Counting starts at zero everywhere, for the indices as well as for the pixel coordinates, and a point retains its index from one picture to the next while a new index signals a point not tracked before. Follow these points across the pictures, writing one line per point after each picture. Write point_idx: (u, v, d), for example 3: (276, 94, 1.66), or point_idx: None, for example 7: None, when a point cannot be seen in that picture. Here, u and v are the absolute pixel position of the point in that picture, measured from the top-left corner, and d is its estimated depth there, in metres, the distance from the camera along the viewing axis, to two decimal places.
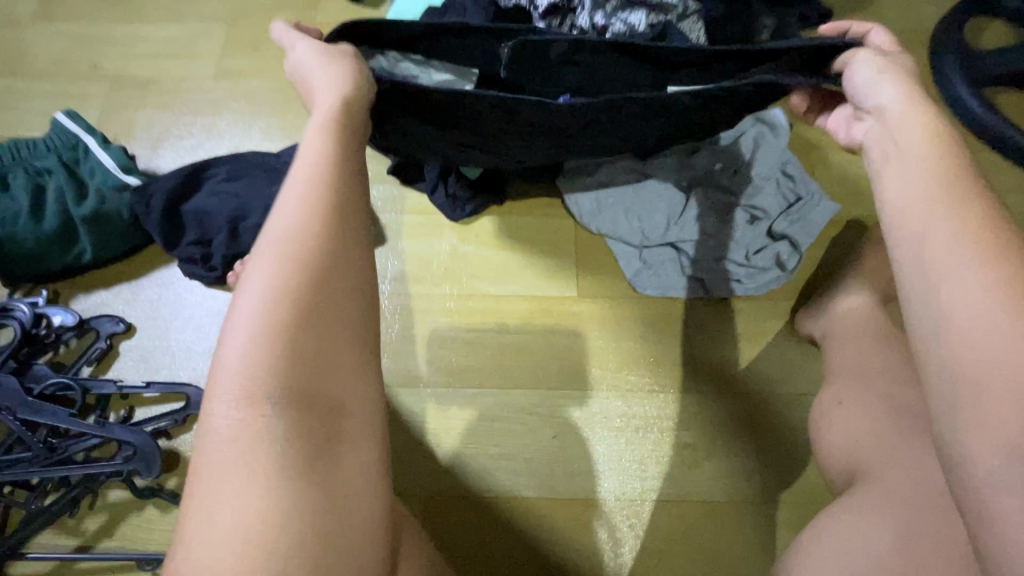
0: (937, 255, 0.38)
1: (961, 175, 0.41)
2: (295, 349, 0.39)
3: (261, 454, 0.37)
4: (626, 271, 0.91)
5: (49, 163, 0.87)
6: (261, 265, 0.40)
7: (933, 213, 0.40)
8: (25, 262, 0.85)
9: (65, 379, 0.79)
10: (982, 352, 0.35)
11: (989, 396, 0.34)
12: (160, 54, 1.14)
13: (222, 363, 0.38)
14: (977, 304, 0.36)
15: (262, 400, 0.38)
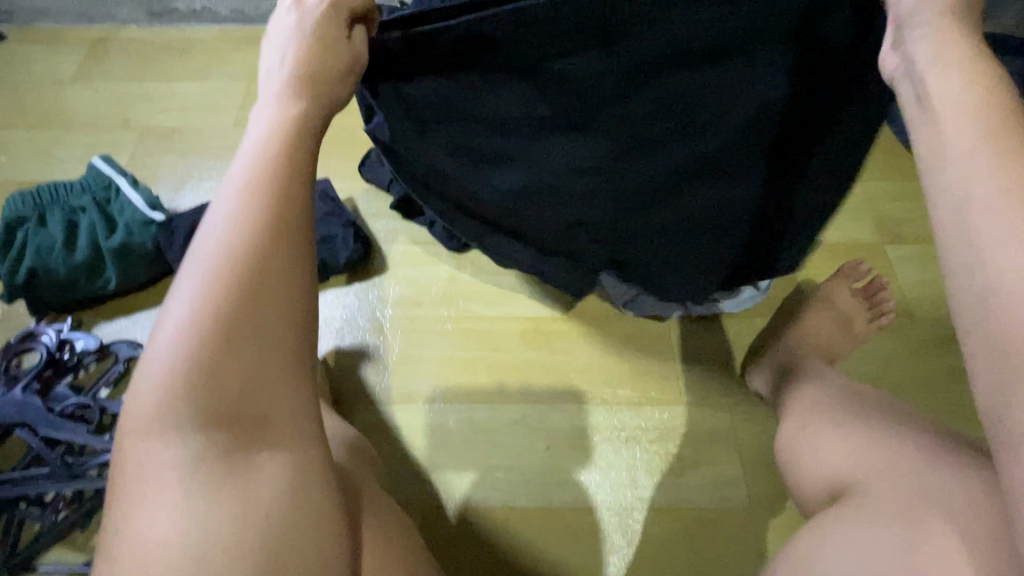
0: (980, 202, 0.38)
1: (1008, 125, 0.39)
2: (216, 362, 0.43)
3: (179, 469, 0.43)
4: (612, 292, 0.97)
5: (84, 203, 0.96)
6: (182, 303, 0.44)
7: (980, 168, 0.38)
8: (56, 291, 0.93)
9: (85, 398, 0.83)
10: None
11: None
12: (185, 108, 1.26)
13: (149, 390, 0.43)
14: (1021, 261, 0.35)
15: (178, 419, 0.42)
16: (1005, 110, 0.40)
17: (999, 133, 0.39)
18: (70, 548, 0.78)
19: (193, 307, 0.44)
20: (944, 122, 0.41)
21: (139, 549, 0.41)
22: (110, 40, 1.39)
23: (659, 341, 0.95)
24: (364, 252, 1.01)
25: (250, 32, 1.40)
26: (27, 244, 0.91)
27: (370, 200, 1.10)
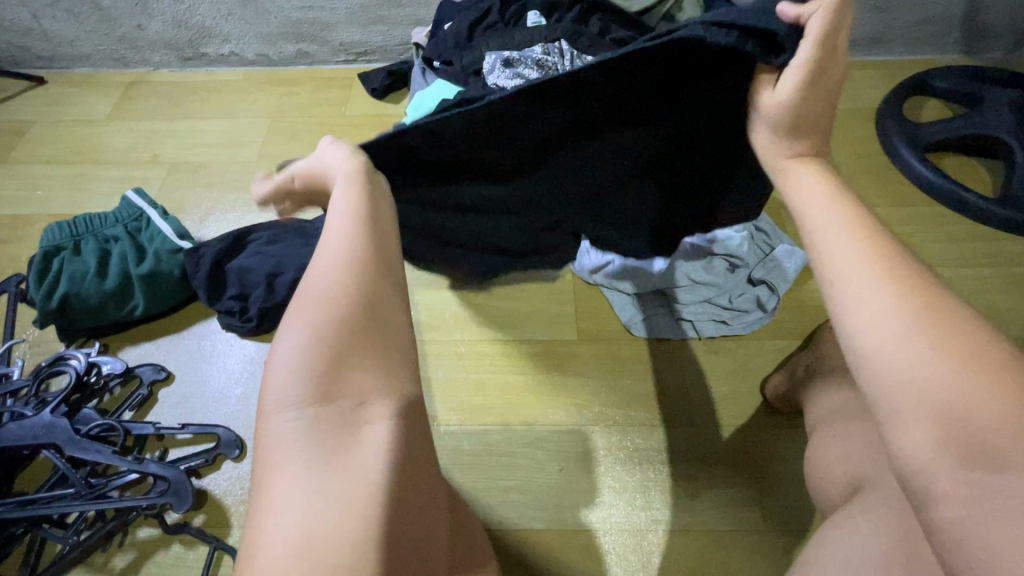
0: (843, 266, 0.40)
1: (846, 199, 0.44)
2: (342, 345, 0.40)
3: (308, 448, 0.37)
4: (622, 316, 1.00)
5: (116, 232, 1.01)
6: (314, 287, 0.42)
7: (837, 238, 0.42)
8: (85, 317, 0.96)
9: (110, 419, 0.86)
10: (905, 368, 0.35)
11: (911, 416, 0.34)
12: (213, 144, 1.33)
13: (276, 373, 0.39)
14: (881, 317, 0.37)
15: (317, 395, 0.39)
16: (837, 189, 0.45)
17: (843, 207, 0.44)
18: (91, 568, 0.80)
19: (319, 291, 0.42)
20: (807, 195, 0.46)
21: (271, 540, 0.34)
22: (144, 83, 1.48)
23: (668, 362, 0.97)
24: None
25: (275, 74, 1.49)
26: (61, 271, 0.95)
27: None
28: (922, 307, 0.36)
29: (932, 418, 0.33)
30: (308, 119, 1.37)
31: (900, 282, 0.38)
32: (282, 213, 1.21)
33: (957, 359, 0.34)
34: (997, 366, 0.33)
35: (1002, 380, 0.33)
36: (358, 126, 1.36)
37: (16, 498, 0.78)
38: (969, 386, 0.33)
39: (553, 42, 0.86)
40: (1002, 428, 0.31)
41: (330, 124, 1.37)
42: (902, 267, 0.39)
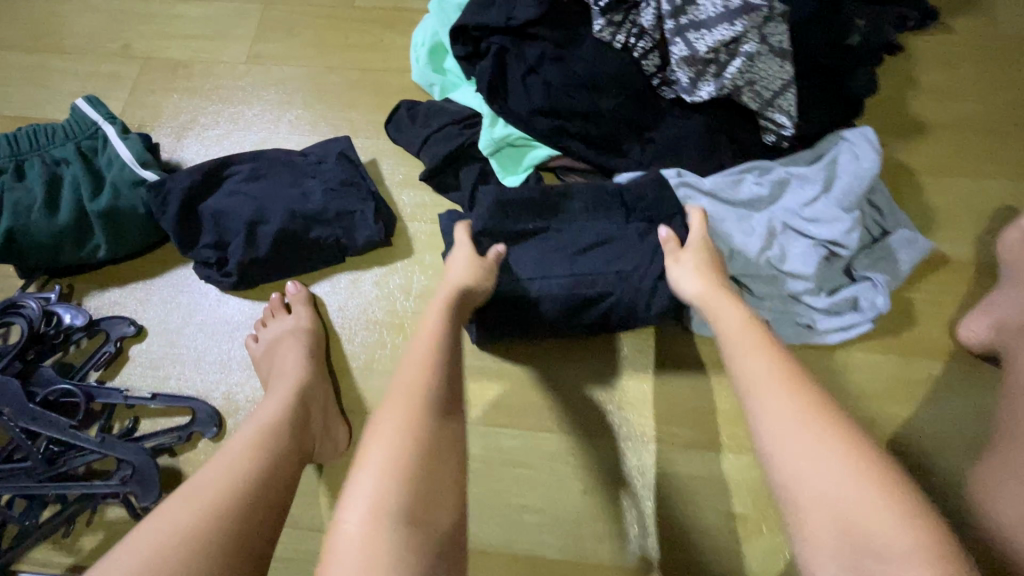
0: (758, 381, 0.53)
1: (761, 333, 0.58)
2: (403, 465, 0.51)
3: (381, 555, 0.47)
4: None
5: (66, 152, 0.82)
6: (397, 388, 0.57)
7: (749, 355, 0.56)
8: (40, 257, 0.81)
9: (67, 385, 0.75)
10: (806, 470, 0.47)
11: (811, 512, 0.46)
12: (191, 35, 1.08)
13: (370, 466, 0.51)
14: (782, 417, 0.50)
15: (386, 502, 0.49)
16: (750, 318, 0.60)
17: (754, 325, 0.59)
18: (56, 546, 0.73)
19: (387, 405, 0.55)
20: (730, 322, 0.60)
21: None
22: None
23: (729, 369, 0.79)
24: (387, 233, 0.85)
25: None
26: (3, 200, 0.78)
27: (398, 165, 0.93)
28: (814, 406, 0.51)
29: (823, 512, 0.45)
30: (309, 8, 1.09)
31: (796, 395, 0.51)
32: (275, 134, 1.00)
33: (839, 451, 0.47)
34: (876, 464, 0.47)
35: (876, 471, 0.46)
36: (368, 21, 1.07)
37: None
38: (857, 481, 0.46)
39: (647, 53, 0.79)
40: (885, 524, 0.43)
41: (333, 14, 1.08)
42: (798, 381, 0.53)
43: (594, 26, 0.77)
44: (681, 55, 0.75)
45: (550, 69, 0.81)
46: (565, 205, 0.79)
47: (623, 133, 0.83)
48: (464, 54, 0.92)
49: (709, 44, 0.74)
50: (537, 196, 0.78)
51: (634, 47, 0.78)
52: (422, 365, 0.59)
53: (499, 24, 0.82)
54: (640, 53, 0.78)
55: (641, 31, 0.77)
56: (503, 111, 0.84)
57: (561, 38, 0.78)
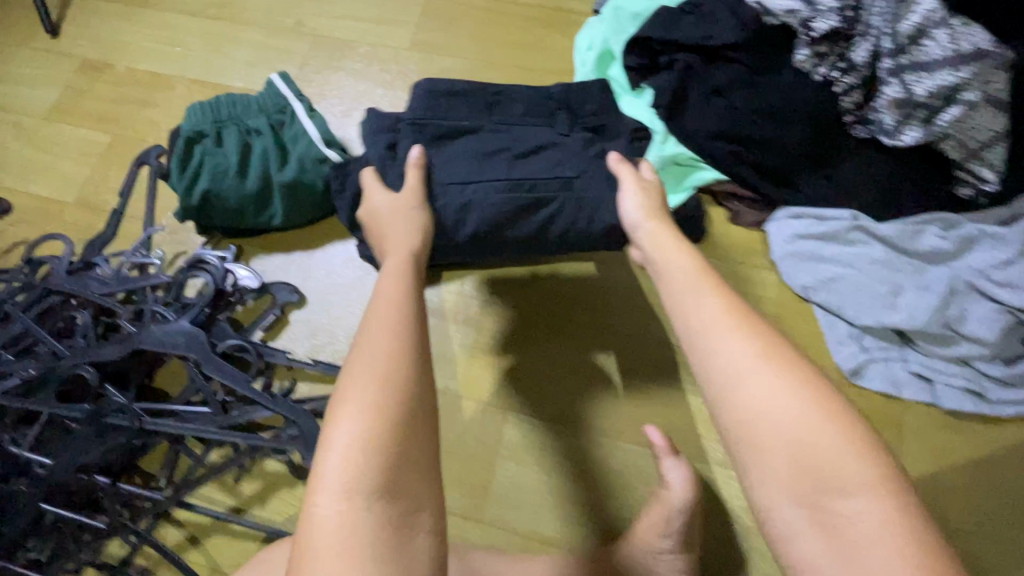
0: (699, 323, 0.55)
1: (710, 273, 0.59)
2: (393, 384, 0.56)
3: (357, 535, 0.50)
4: (840, 355, 0.80)
5: (259, 123, 0.87)
6: (369, 359, 0.57)
7: (699, 298, 0.56)
8: (226, 217, 0.88)
9: (243, 341, 0.81)
10: (751, 406, 0.48)
11: (774, 453, 0.46)
12: (359, 17, 1.11)
13: (353, 414, 0.54)
14: (735, 363, 0.51)
15: (382, 438, 0.53)
16: (700, 264, 0.61)
17: (700, 266, 0.60)
18: (220, 488, 0.80)
19: (381, 331, 0.60)
20: (678, 266, 0.61)
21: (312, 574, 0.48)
22: None
23: (877, 424, 0.79)
24: None
25: None
26: (203, 161, 0.85)
27: None
28: (766, 340, 0.51)
29: (780, 459, 0.46)
30: None
31: (779, 358, 0.50)
32: None
33: (791, 386, 0.48)
34: (831, 402, 0.47)
35: (816, 392, 0.48)
36: (532, 18, 1.07)
37: (158, 404, 0.78)
38: (812, 411, 0.47)
39: (849, 88, 0.76)
40: (850, 459, 0.44)
41: (497, 8, 1.09)
42: (745, 319, 0.53)
43: (799, 53, 0.74)
44: (892, 94, 0.73)
45: (738, 94, 0.79)
46: (499, 109, 0.83)
47: (801, 168, 0.81)
48: (637, 65, 0.91)
49: (926, 89, 0.72)
50: (468, 103, 0.82)
51: (836, 80, 0.75)
52: (392, 321, 0.61)
53: (691, 43, 0.81)
54: (843, 90, 0.76)
55: (851, 66, 0.74)
56: (678, 129, 0.84)
57: (758, 64, 0.77)
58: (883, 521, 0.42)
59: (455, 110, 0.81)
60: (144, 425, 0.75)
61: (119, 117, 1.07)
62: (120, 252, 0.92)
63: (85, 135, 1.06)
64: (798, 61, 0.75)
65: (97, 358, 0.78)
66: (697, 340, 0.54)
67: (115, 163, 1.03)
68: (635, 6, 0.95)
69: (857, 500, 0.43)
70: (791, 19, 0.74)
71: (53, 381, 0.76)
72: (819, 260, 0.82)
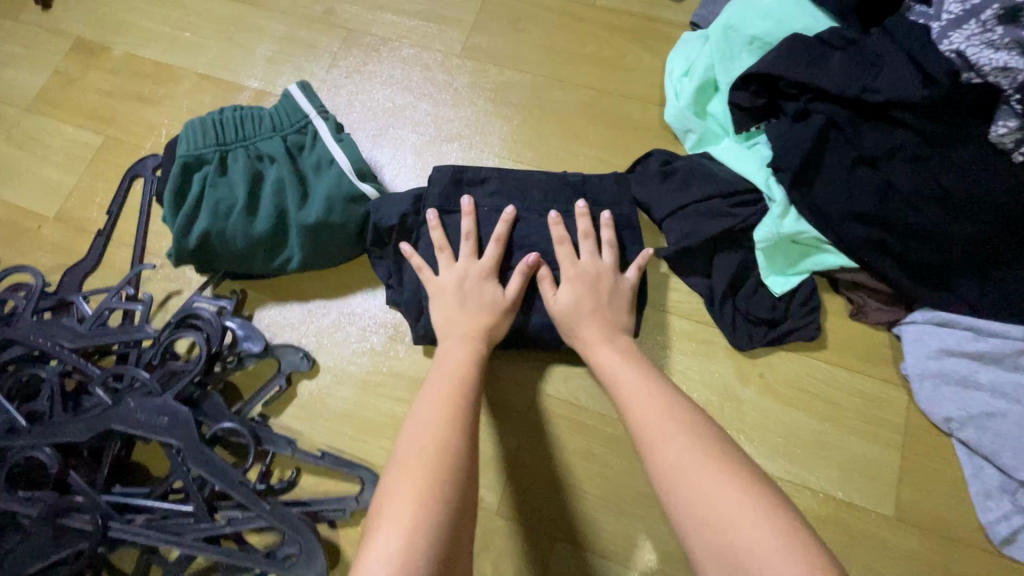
0: (657, 415, 0.52)
1: (650, 371, 0.58)
2: (458, 440, 0.52)
3: None
4: (991, 515, 0.62)
5: (273, 148, 0.71)
6: (413, 447, 0.52)
7: (640, 396, 0.55)
8: (229, 262, 0.71)
9: (237, 424, 0.67)
10: (691, 497, 0.45)
11: (702, 563, 0.43)
12: (402, 10, 0.92)
13: (394, 516, 0.46)
14: (678, 453, 0.48)
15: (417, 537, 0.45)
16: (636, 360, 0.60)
17: (636, 361, 0.60)
18: None
19: (434, 391, 0.57)
20: (609, 361, 0.60)
21: None
22: None
23: None
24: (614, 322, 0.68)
25: None
26: (204, 195, 0.69)
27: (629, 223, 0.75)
28: (696, 432, 0.50)
29: (722, 552, 0.42)
30: None
31: (696, 433, 0.50)
32: (483, 154, 0.84)
33: (728, 471, 0.46)
34: (766, 491, 0.45)
35: (756, 490, 0.45)
36: (613, 29, 0.87)
37: (132, 499, 0.64)
38: (739, 498, 0.44)
39: None
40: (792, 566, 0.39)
41: (571, 11, 0.89)
42: (689, 419, 0.51)
43: (997, 128, 0.59)
44: None
45: (899, 168, 0.62)
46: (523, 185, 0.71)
47: (963, 268, 0.63)
48: (749, 105, 0.71)
49: None
50: (497, 186, 0.71)
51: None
52: (445, 401, 0.56)
53: (836, 92, 0.64)
54: None
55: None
56: (803, 200, 0.66)
57: (935, 132, 0.60)
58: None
59: (474, 188, 0.71)
60: (112, 529, 0.61)
61: (113, 115, 0.90)
62: (102, 290, 0.77)
63: (71, 134, 0.90)
64: (994, 138, 0.59)
65: (61, 439, 0.64)
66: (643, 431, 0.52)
67: (105, 173, 0.88)
68: (751, 28, 0.74)
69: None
70: (1004, 80, 0.57)
71: (7, 465, 0.63)
72: (972, 389, 0.64)
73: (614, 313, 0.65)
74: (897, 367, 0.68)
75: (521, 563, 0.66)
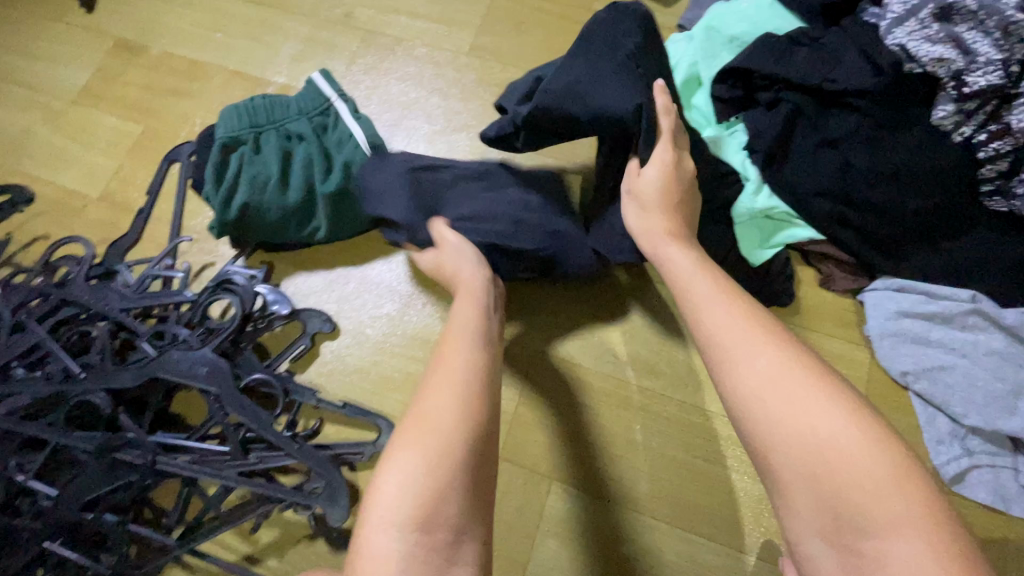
0: (721, 322, 0.53)
1: (711, 272, 0.59)
2: (462, 385, 0.55)
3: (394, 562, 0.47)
4: (943, 458, 0.69)
5: (300, 128, 0.79)
6: (427, 399, 0.54)
7: (706, 299, 0.56)
8: (265, 232, 0.80)
9: (267, 375, 0.74)
10: (766, 410, 0.47)
11: (781, 466, 0.46)
12: (415, 13, 1.01)
13: (402, 459, 0.50)
14: (754, 366, 0.49)
15: (444, 457, 0.50)
16: (701, 261, 0.61)
17: (702, 263, 0.60)
18: (237, 534, 0.74)
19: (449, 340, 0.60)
20: (679, 263, 0.61)
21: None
22: None
23: (983, 544, 0.67)
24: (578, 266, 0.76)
25: None
26: (241, 171, 0.77)
27: None
28: (772, 348, 0.50)
29: (796, 462, 0.45)
30: (542, 3, 0.99)
31: (772, 339, 0.50)
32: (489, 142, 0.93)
33: (799, 379, 0.47)
34: (838, 397, 0.46)
35: (838, 399, 0.46)
36: None
37: (175, 439, 0.72)
38: (820, 405, 0.46)
39: (998, 156, 0.67)
40: (872, 459, 0.43)
41: (569, 15, 0.98)
42: (761, 324, 0.52)
43: (938, 111, 0.68)
44: None
45: (858, 148, 0.71)
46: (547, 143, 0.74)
47: (916, 238, 0.72)
48: (728, 97, 0.79)
49: None
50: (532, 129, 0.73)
51: (983, 144, 0.67)
52: (455, 350, 0.59)
53: (803, 83, 0.73)
54: (999, 151, 0.67)
55: (1006, 131, 0.66)
56: (775, 178, 0.75)
57: (887, 117, 0.70)
58: (912, 520, 0.41)
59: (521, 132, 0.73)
60: (159, 463, 0.69)
61: (151, 106, 0.99)
62: (143, 261, 0.85)
63: (113, 124, 0.99)
64: (936, 119, 0.68)
65: (111, 385, 0.72)
66: (708, 341, 0.53)
67: (146, 158, 0.96)
68: (731, 28, 0.83)
69: (880, 512, 0.42)
70: (941, 69, 0.67)
71: (64, 406, 0.71)
72: (926, 347, 0.71)
73: (678, 218, 0.65)
74: (861, 329, 0.75)
75: (522, 502, 0.73)
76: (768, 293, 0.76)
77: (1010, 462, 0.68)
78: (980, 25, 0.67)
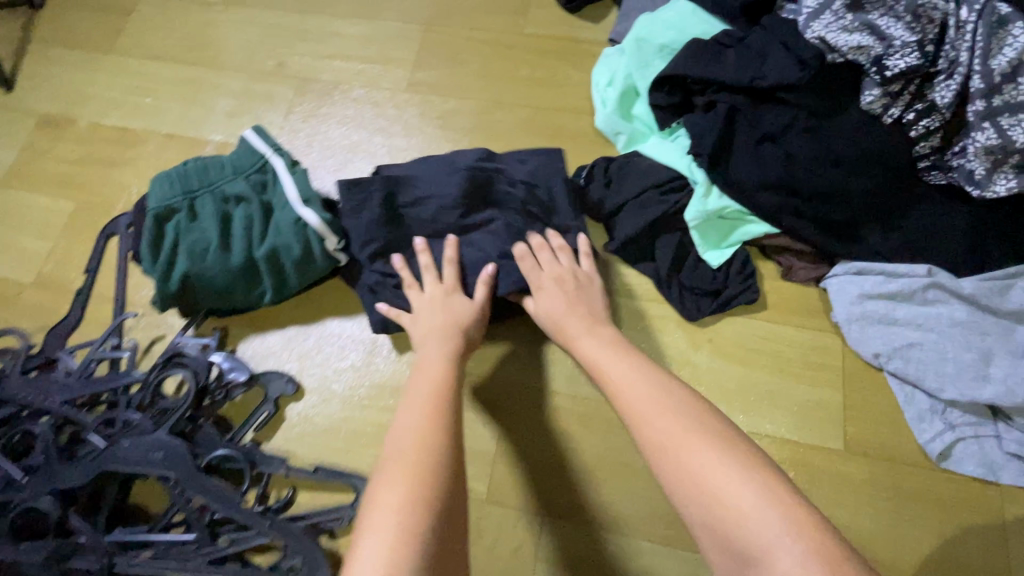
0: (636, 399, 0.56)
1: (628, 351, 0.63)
2: (439, 428, 0.55)
3: None
4: (928, 435, 0.69)
5: (239, 189, 0.76)
6: (400, 446, 0.53)
7: (630, 377, 0.58)
8: (213, 298, 0.77)
9: (231, 450, 0.70)
10: (685, 475, 0.48)
11: (706, 533, 0.46)
12: (348, 56, 1.00)
13: (377, 520, 0.46)
14: (671, 438, 0.51)
15: (415, 543, 0.45)
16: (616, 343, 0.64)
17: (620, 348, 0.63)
18: None
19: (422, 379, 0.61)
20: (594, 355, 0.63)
21: None
22: None
23: (981, 518, 0.66)
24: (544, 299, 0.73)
25: None
26: (180, 240, 0.74)
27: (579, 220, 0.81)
28: (689, 416, 0.52)
29: (719, 529, 0.45)
30: (473, 33, 0.99)
31: (687, 408, 0.53)
32: None
33: (718, 445, 0.48)
34: (755, 463, 0.47)
35: (754, 462, 0.47)
36: (542, 53, 0.96)
37: (136, 534, 0.66)
38: (734, 470, 0.47)
39: (929, 133, 0.70)
40: (773, 516, 0.43)
41: (502, 41, 0.98)
42: (681, 399, 0.54)
43: (866, 97, 0.71)
44: (984, 142, 0.68)
45: (796, 139, 0.72)
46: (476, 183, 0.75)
47: (867, 219, 0.72)
48: (666, 104, 0.79)
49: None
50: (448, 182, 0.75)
51: (913, 123, 0.70)
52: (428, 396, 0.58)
53: (734, 83, 0.74)
54: (929, 127, 0.70)
55: (932, 108, 0.70)
56: (722, 179, 0.75)
57: (818, 106, 0.72)
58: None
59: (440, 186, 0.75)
60: (118, 564, 0.65)
61: (84, 180, 0.95)
62: (86, 343, 0.80)
63: (44, 204, 0.94)
64: (866, 104, 0.71)
65: (59, 485, 0.67)
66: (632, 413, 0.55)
67: (82, 235, 0.92)
68: (659, 37, 0.84)
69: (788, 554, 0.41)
70: (861, 56, 0.70)
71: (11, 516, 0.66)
72: (893, 327, 0.71)
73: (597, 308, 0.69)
74: (829, 316, 0.75)
75: (515, 544, 0.70)
76: (731, 293, 0.76)
77: (991, 429, 0.68)
78: (890, 11, 0.70)
